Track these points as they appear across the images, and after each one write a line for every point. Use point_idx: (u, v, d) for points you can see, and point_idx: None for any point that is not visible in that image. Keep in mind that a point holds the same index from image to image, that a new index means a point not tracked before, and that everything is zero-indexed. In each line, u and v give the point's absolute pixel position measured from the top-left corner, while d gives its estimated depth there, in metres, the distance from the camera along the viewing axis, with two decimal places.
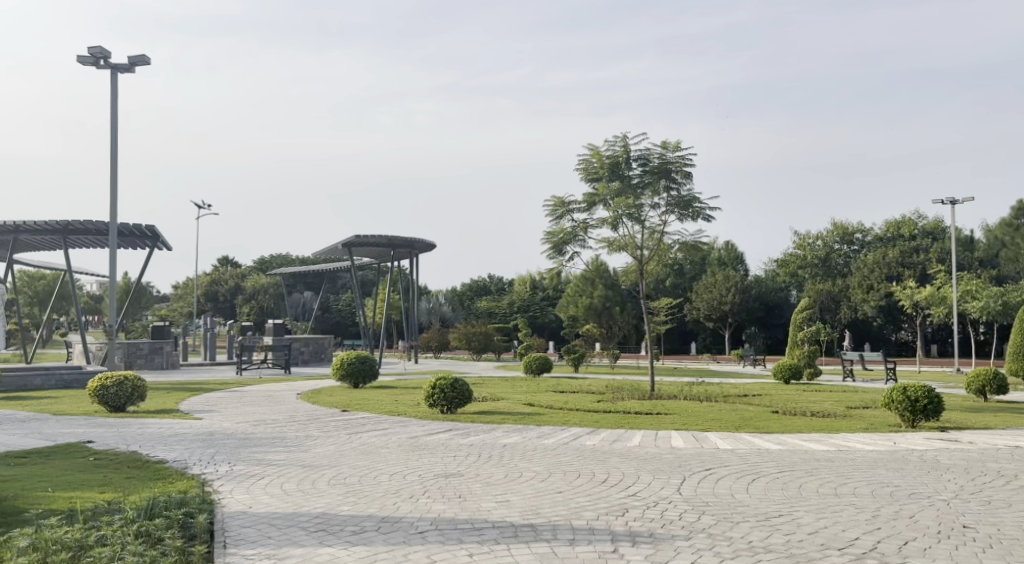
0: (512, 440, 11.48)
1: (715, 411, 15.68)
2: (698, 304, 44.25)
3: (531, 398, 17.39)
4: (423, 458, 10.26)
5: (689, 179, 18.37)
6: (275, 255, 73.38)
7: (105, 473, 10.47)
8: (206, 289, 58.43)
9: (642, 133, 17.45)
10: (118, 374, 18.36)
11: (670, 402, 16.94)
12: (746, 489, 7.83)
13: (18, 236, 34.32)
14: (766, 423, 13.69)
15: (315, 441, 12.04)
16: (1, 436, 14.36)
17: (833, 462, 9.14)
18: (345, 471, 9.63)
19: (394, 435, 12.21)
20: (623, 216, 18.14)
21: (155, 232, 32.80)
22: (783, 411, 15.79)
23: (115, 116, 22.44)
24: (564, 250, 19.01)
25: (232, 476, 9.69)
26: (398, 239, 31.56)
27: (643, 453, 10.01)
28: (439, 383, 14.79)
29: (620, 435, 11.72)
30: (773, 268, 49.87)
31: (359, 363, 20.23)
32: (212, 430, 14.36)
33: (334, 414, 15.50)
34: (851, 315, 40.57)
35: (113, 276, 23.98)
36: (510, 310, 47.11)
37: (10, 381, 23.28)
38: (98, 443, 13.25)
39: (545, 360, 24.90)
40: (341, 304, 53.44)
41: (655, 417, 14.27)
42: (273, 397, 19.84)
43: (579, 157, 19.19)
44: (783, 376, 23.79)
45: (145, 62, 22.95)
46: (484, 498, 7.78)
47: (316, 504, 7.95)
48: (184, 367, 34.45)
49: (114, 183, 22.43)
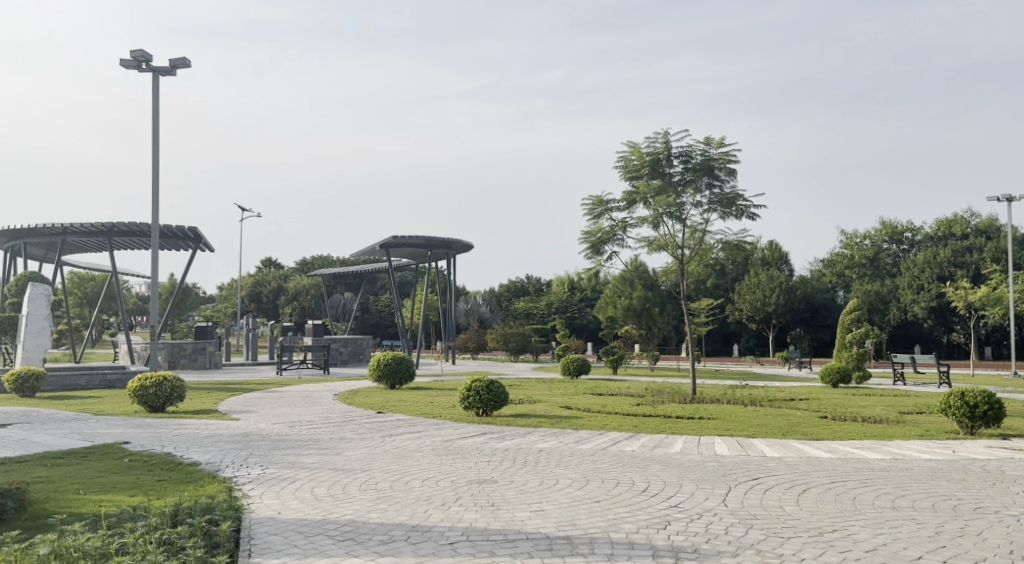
0: (550, 445, 11.15)
1: (759, 415, 15.18)
2: (742, 304, 43.54)
3: (570, 401, 17.02)
4: (458, 462, 9.98)
5: (733, 177, 17.88)
6: (316, 256, 73.96)
7: (137, 474, 10.36)
8: (249, 290, 59.08)
9: (684, 129, 17.04)
10: (157, 374, 18.39)
11: (713, 405, 16.45)
12: (795, 501, 7.41)
13: (65, 237, 34.80)
14: (814, 429, 13.17)
15: (348, 444, 11.82)
16: (41, 436, 14.39)
17: (888, 472, 8.66)
18: (377, 475, 9.39)
19: (429, 438, 11.95)
20: (663, 214, 17.72)
21: (197, 233, 33.04)
22: (832, 416, 15.22)
23: (156, 118, 22.54)
24: (602, 249, 18.63)
25: (263, 480, 9.49)
26: (436, 239, 31.39)
27: (685, 460, 9.61)
28: (474, 385, 14.51)
29: (661, 440, 11.32)
30: (818, 268, 48.98)
31: (396, 364, 20.07)
32: (246, 431, 14.25)
33: (369, 416, 15.30)
34: (900, 316, 39.64)
35: (155, 277, 24.11)
36: (548, 311, 46.82)
37: (54, 380, 23.52)
38: (133, 444, 13.20)
39: (584, 362, 24.53)
40: (380, 305, 53.53)
41: (697, 422, 13.82)
42: (310, 397, 19.75)
43: (619, 154, 18.80)
44: (831, 380, 23.16)
45: (186, 64, 23.02)
46: (519, 508, 7.46)
47: (346, 511, 7.70)
48: (226, 367, 34.67)
49: (155, 184, 22.53)
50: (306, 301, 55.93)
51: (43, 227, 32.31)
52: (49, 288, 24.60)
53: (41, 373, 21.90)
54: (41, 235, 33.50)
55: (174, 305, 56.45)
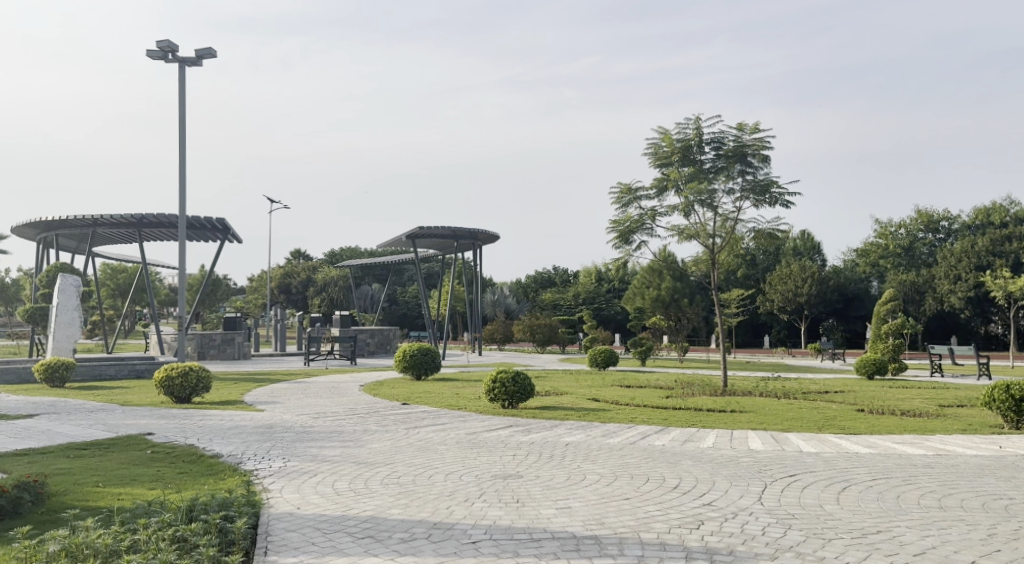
0: (577, 438, 10.85)
1: (794, 408, 14.80)
2: (773, 295, 42.89)
3: (597, 393, 16.69)
4: (482, 456, 9.72)
5: (767, 163, 17.42)
6: (345, 248, 74.12)
7: (158, 466, 10.20)
8: (279, 281, 59.34)
9: (716, 114, 16.64)
10: (184, 365, 18.34)
11: (745, 398, 16.06)
12: (836, 501, 7.08)
13: (96, 229, 35.01)
14: (851, 423, 12.77)
15: (372, 437, 11.60)
16: (67, 426, 14.34)
17: (932, 469, 8.26)
18: (399, 469, 9.15)
19: (453, 431, 11.70)
20: (694, 202, 17.32)
21: (226, 224, 33.06)
22: (869, 409, 14.80)
23: (183, 109, 22.48)
24: (631, 238, 18.26)
25: (283, 473, 9.29)
26: (462, 230, 31.12)
27: (718, 456, 9.28)
28: (500, 377, 14.25)
29: (693, 434, 11.00)
30: (852, 258, 48.10)
31: (422, 355, 19.87)
32: (270, 422, 14.11)
33: (394, 407, 15.10)
34: (937, 307, 38.81)
35: (182, 268, 24.10)
36: (575, 303, 46.51)
37: (83, 370, 23.60)
38: (158, 435, 13.08)
39: (612, 353, 24.21)
40: (408, 296, 53.46)
41: (729, 415, 13.44)
42: (336, 388, 19.61)
43: (648, 142, 18.43)
44: (866, 371, 22.69)
45: (212, 54, 22.91)
46: (544, 505, 7.18)
47: (367, 507, 7.46)
48: (254, 357, 34.74)
49: (182, 175, 22.49)
50: (334, 292, 55.99)
51: (73, 219, 32.51)
52: (79, 280, 24.69)
53: (70, 363, 21.97)
54: (72, 227, 33.73)
55: (204, 297, 56.79)
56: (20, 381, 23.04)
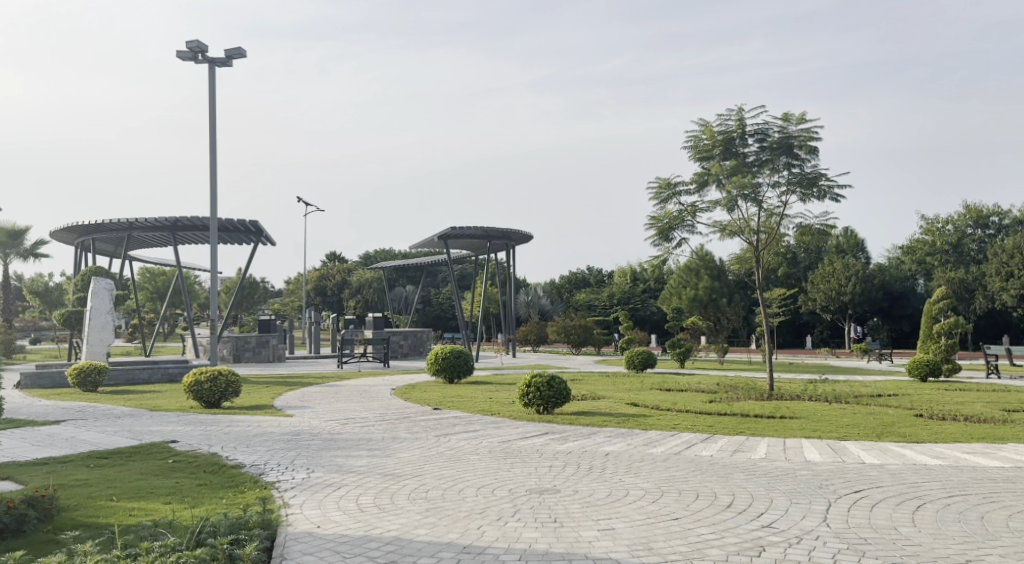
0: (617, 448, 10.20)
1: (848, 414, 14.00)
2: (815, 295, 41.81)
3: (637, 397, 15.94)
4: (516, 467, 9.09)
5: (814, 155, 16.62)
6: (380, 250, 73.97)
7: (177, 478, 9.69)
8: (314, 284, 59.36)
9: (759, 104, 15.92)
10: (213, 369, 17.93)
11: (794, 403, 15.28)
12: (911, 525, 6.41)
13: (131, 233, 34.90)
14: (911, 430, 11.98)
15: (400, 445, 11.03)
16: (91, 433, 13.93)
17: (1012, 486, 7.60)
18: (429, 482, 8.58)
19: (487, 438, 11.09)
20: (737, 197, 16.59)
21: (258, 227, 32.78)
22: (928, 414, 13.93)
23: (212, 109, 22.17)
24: (671, 235, 17.52)
25: (306, 485, 8.74)
26: (495, 230, 30.50)
27: (773, 469, 8.64)
28: (535, 380, 13.61)
29: (742, 443, 10.30)
30: (897, 256, 46.70)
31: (454, 357, 19.29)
32: (297, 428, 13.61)
33: (425, 412, 14.55)
34: (988, 305, 37.48)
35: (214, 270, 23.74)
36: (611, 303, 45.73)
37: (117, 374, 23.35)
38: (182, 443, 12.58)
39: (650, 355, 23.46)
40: (441, 298, 53.09)
41: (778, 422, 12.71)
42: (368, 392, 19.10)
43: (688, 135, 17.73)
44: (920, 373, 21.70)
45: (241, 54, 22.56)
46: (585, 524, 6.56)
47: (391, 525, 6.89)
48: (289, 360, 34.40)
49: (213, 175, 22.18)
50: (368, 294, 55.71)
51: (108, 223, 32.41)
52: (112, 282, 24.44)
53: (102, 367, 21.72)
54: (108, 230, 33.67)
55: (241, 300, 56.85)
56: (54, 386, 22.86)
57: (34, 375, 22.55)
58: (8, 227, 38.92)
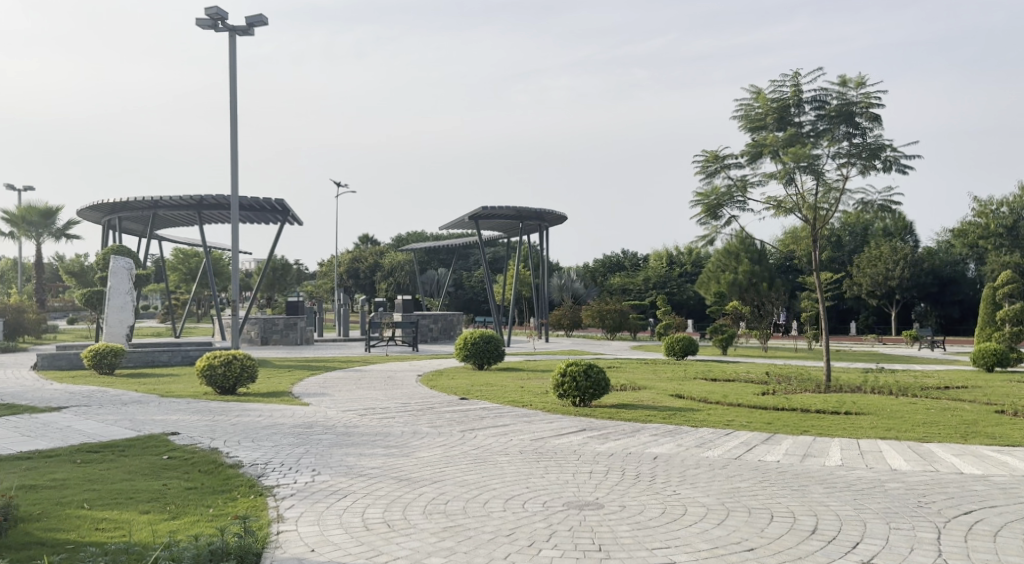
0: (667, 449, 8.87)
1: (921, 409, 12.50)
2: (861, 279, 40.02)
3: (682, 388, 14.50)
4: (551, 473, 7.81)
5: (878, 123, 15.10)
6: (413, 233, 72.82)
7: (166, 479, 8.50)
8: (347, 266, 58.62)
9: (816, 68, 14.46)
10: (227, 353, 16.85)
11: (856, 396, 13.81)
12: None
13: (157, 212, 33.95)
14: (1000, 430, 10.50)
15: (420, 442, 9.78)
16: (89, 423, 12.80)
17: None
18: (450, 489, 7.36)
19: (517, 436, 9.81)
20: (792, 170, 15.14)
21: (284, 206, 31.65)
22: (1010, 410, 12.41)
23: (233, 78, 21.05)
24: (720, 213, 16.08)
25: (306, 494, 7.51)
26: (528, 210, 29.08)
27: (855, 481, 7.29)
28: (570, 369, 12.30)
29: (811, 447, 8.93)
30: (948, 239, 44.34)
31: (484, 343, 18.05)
32: (311, 420, 12.43)
33: (451, 402, 13.38)
34: None
35: (236, 249, 22.59)
36: (646, 287, 44.26)
37: (135, 356, 22.40)
38: (182, 436, 11.43)
39: (691, 341, 22.02)
40: (474, 280, 51.97)
41: (843, 419, 11.29)
42: (393, 379, 17.95)
43: (738, 104, 16.31)
44: (985, 363, 20.07)
45: (263, 21, 21.37)
46: (637, 558, 5.32)
47: (399, 551, 5.65)
48: (318, 343, 33.36)
49: (233, 146, 21.06)
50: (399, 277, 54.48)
51: (133, 201, 31.56)
52: (132, 261, 23.43)
53: (119, 349, 20.77)
54: (134, 209, 32.80)
55: (273, 282, 56.07)
56: (71, 368, 21.91)
57: (51, 357, 21.66)
58: (38, 205, 38.26)
